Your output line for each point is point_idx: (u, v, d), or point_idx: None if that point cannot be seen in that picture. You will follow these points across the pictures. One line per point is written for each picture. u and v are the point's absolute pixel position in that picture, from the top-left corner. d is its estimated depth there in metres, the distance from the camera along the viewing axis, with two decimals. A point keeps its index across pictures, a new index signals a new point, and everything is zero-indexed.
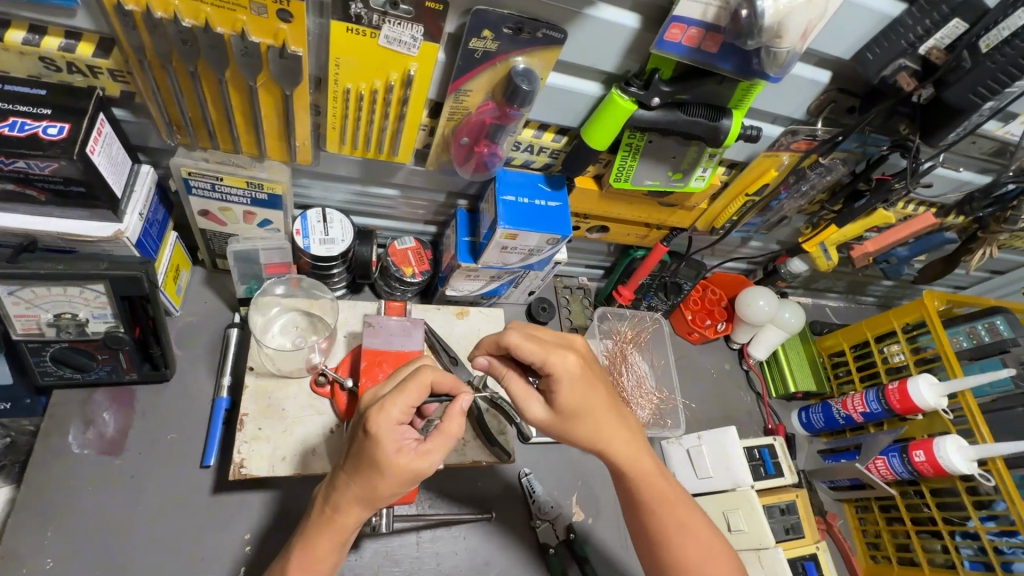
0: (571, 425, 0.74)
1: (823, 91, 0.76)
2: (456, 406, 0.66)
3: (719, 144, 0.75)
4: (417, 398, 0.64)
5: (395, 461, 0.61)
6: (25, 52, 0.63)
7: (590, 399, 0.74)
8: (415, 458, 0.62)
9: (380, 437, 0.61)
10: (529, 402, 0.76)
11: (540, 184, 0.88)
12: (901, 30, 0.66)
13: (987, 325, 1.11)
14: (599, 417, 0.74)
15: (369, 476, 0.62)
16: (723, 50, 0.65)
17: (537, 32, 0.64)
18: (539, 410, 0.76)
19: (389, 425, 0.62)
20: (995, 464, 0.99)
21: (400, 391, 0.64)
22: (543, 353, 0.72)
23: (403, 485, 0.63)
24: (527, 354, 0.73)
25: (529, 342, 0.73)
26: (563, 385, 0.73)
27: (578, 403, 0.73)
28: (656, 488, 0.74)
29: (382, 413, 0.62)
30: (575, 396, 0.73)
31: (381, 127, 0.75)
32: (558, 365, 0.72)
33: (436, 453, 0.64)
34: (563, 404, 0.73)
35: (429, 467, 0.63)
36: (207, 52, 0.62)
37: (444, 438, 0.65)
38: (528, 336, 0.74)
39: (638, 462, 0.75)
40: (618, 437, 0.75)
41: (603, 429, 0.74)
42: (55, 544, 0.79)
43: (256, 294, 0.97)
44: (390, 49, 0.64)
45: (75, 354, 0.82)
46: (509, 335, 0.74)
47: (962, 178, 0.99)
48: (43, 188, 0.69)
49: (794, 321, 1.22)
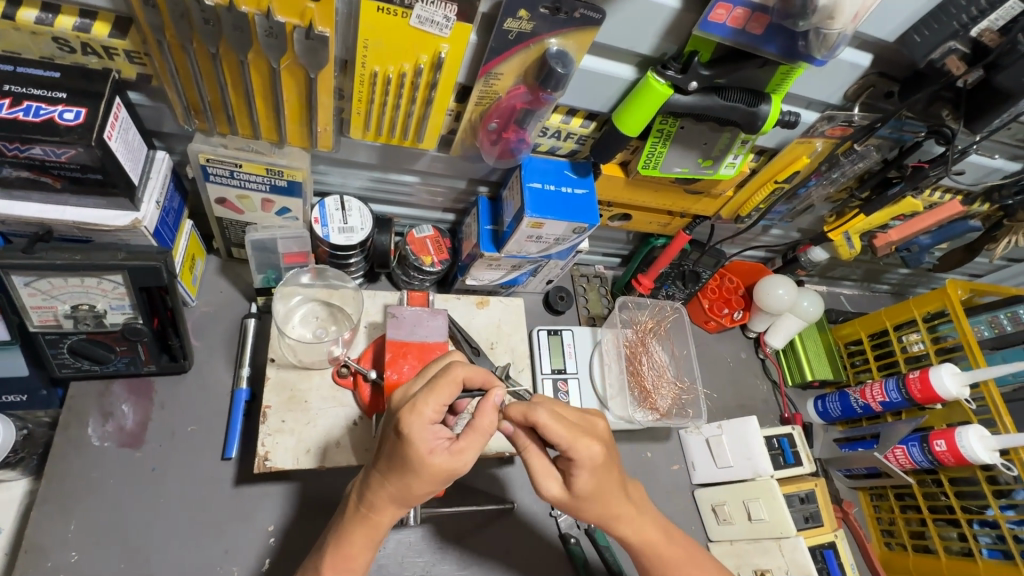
0: (584, 506, 0.71)
1: (864, 74, 0.73)
2: (489, 402, 0.64)
3: (756, 130, 0.73)
4: (448, 397, 0.63)
5: (429, 461, 0.61)
6: (38, 32, 0.60)
7: (607, 483, 0.70)
8: (449, 458, 0.62)
9: (414, 438, 0.60)
10: (546, 483, 0.71)
11: (566, 170, 0.86)
12: (952, 11, 0.63)
13: (1009, 314, 1.10)
14: (612, 497, 0.72)
15: (404, 476, 0.62)
16: (768, 32, 0.62)
17: (574, 12, 0.61)
18: (556, 489, 0.71)
19: (421, 425, 0.61)
20: (1016, 454, 0.99)
21: (432, 390, 0.62)
22: (570, 441, 0.66)
23: (437, 483, 0.63)
24: (552, 437, 0.66)
25: (550, 428, 0.66)
26: (583, 472, 0.68)
27: (595, 491, 0.70)
28: (661, 556, 0.77)
29: (415, 413, 0.61)
30: (591, 485, 0.69)
31: (407, 112, 0.73)
32: (583, 456, 0.66)
33: (470, 450, 0.64)
34: (580, 490, 0.69)
35: (463, 465, 0.63)
36: (230, 32, 0.59)
37: (477, 435, 0.64)
38: (556, 416, 0.67)
39: (642, 537, 0.76)
40: (624, 515, 0.74)
41: (614, 511, 0.73)
42: (79, 537, 0.78)
43: (273, 284, 0.94)
44: (420, 30, 0.61)
45: (94, 346, 0.80)
46: (537, 412, 0.66)
47: (993, 165, 0.97)
48: (59, 175, 0.66)
49: (814, 310, 1.21)
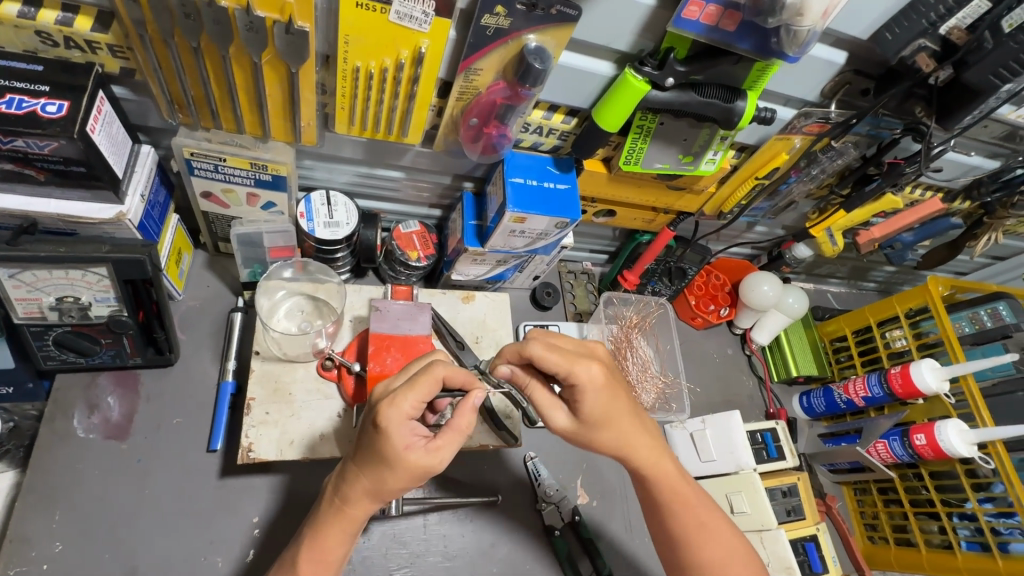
0: (595, 434, 0.74)
1: (839, 72, 0.74)
2: (467, 402, 0.65)
3: (733, 126, 0.74)
4: (427, 393, 0.64)
5: (405, 457, 0.62)
6: (21, 26, 0.60)
7: (615, 407, 0.73)
8: (425, 454, 0.63)
9: (390, 432, 0.61)
10: (552, 412, 0.76)
11: (548, 166, 0.87)
12: (922, 9, 0.65)
13: (990, 311, 1.11)
14: (622, 423, 0.74)
15: (379, 471, 0.63)
16: (741, 29, 0.63)
17: (551, 9, 0.62)
18: (562, 419, 0.75)
19: (398, 419, 0.62)
20: (994, 447, 1.00)
21: (411, 386, 0.63)
22: (567, 362, 0.70)
23: (412, 480, 0.64)
24: (549, 365, 0.71)
25: (547, 353, 0.71)
26: (588, 393, 0.72)
27: (604, 411, 0.72)
28: (678, 492, 0.77)
29: (393, 406, 0.62)
30: (600, 405, 0.72)
31: (389, 107, 0.74)
32: (583, 377, 0.71)
33: (447, 449, 0.64)
34: (589, 413, 0.72)
35: (439, 463, 0.63)
36: (211, 26, 0.60)
37: (454, 435, 0.64)
38: (550, 347, 0.72)
39: (657, 466, 0.77)
40: (640, 440, 0.75)
41: (628, 438, 0.74)
42: (63, 528, 0.79)
43: (259, 278, 0.95)
44: (400, 26, 0.62)
45: (79, 338, 0.81)
46: (530, 347, 0.71)
47: (972, 162, 0.98)
48: (43, 168, 0.67)
49: (798, 307, 1.23)
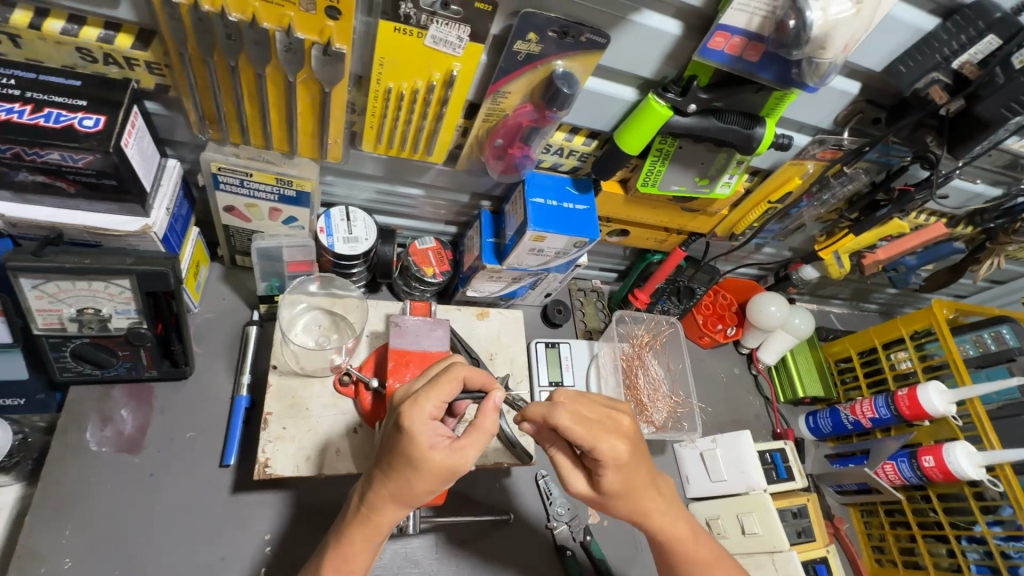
0: (614, 503, 0.73)
1: (853, 101, 0.77)
2: (490, 402, 0.66)
3: (751, 152, 0.76)
4: (449, 394, 0.65)
5: (430, 457, 0.61)
6: (62, 42, 0.61)
7: (634, 479, 0.71)
8: (450, 453, 0.62)
9: (414, 431, 0.61)
10: (574, 478, 0.74)
11: (567, 186, 0.89)
12: (934, 45, 0.67)
13: (993, 334, 1.13)
14: (640, 492, 0.72)
15: (404, 473, 0.62)
16: (763, 60, 0.65)
17: (581, 36, 0.64)
18: (583, 488, 0.73)
19: (422, 419, 0.62)
20: (1003, 469, 1.01)
21: (433, 386, 0.64)
22: (592, 440, 0.66)
23: (438, 481, 0.63)
24: (575, 439, 0.67)
25: (569, 429, 0.66)
26: (609, 472, 0.69)
27: (623, 485, 0.70)
28: (690, 552, 0.76)
29: (416, 406, 0.62)
30: (619, 480, 0.70)
31: (417, 127, 0.75)
32: (607, 454, 0.67)
33: (473, 449, 0.64)
34: (608, 487, 0.71)
35: (464, 462, 0.63)
36: (250, 47, 0.62)
37: (479, 435, 0.64)
38: (577, 416, 0.67)
39: (671, 530, 0.75)
40: (655, 507, 0.74)
41: (643, 506, 0.73)
42: (72, 543, 0.77)
43: (276, 293, 0.95)
44: (434, 50, 0.64)
45: (97, 350, 0.80)
46: (558, 414, 0.67)
47: (975, 189, 1.01)
48: (73, 180, 0.68)
49: (805, 327, 1.24)
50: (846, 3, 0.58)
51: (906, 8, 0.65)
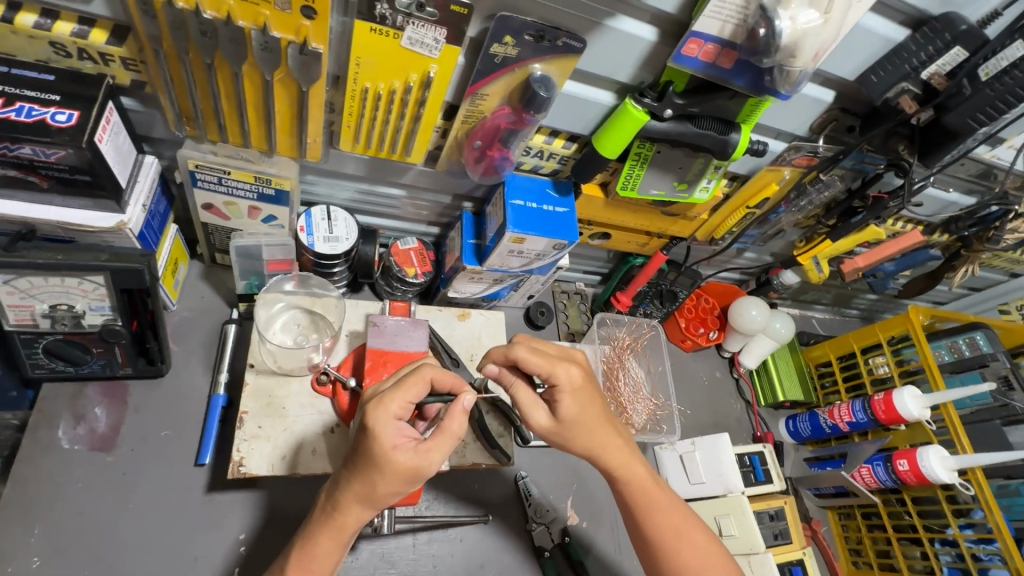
0: (572, 436, 0.75)
1: (827, 109, 0.79)
2: (457, 406, 0.65)
3: (727, 157, 0.77)
4: (415, 394, 0.65)
5: (393, 458, 0.61)
6: (36, 36, 0.61)
7: (590, 411, 0.75)
8: (414, 455, 0.62)
9: (378, 431, 0.61)
10: (531, 412, 0.76)
11: (547, 189, 0.90)
12: (904, 55, 0.69)
13: (968, 340, 1.15)
14: (597, 430, 0.76)
15: (369, 474, 0.62)
16: (737, 67, 0.66)
17: (557, 40, 0.65)
18: (542, 419, 0.75)
19: (386, 418, 0.62)
20: (974, 473, 1.03)
21: (400, 387, 0.65)
22: (548, 366, 0.73)
23: (403, 483, 0.63)
24: (531, 368, 0.73)
25: (524, 357, 0.73)
26: (564, 396, 0.74)
27: (578, 415, 0.74)
28: (649, 497, 0.77)
29: (381, 407, 0.63)
30: (575, 408, 0.74)
31: (396, 128, 0.75)
32: (563, 378, 0.73)
33: (437, 452, 0.63)
34: (564, 414, 0.74)
35: (428, 464, 0.63)
36: (226, 45, 0.62)
37: (445, 438, 0.64)
38: (533, 350, 0.75)
39: (629, 470, 0.77)
40: (614, 446, 0.77)
41: (601, 441, 0.76)
42: (41, 542, 0.76)
43: (255, 290, 0.95)
44: (411, 51, 0.64)
45: (70, 348, 0.79)
46: (516, 349, 0.74)
47: (950, 198, 1.03)
48: (46, 175, 0.67)
49: (786, 331, 1.26)
50: (814, 13, 0.59)
51: (875, 19, 0.66)
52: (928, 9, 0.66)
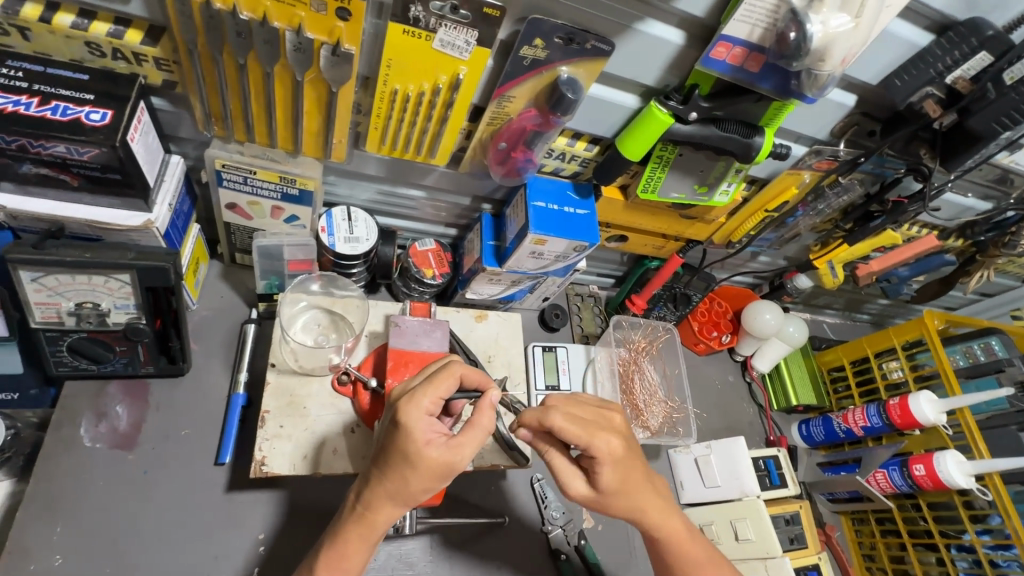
0: (613, 503, 0.73)
1: (848, 113, 0.79)
2: (484, 401, 0.66)
3: (750, 160, 0.77)
4: (446, 390, 0.65)
5: (426, 453, 0.61)
6: (72, 36, 0.62)
7: (631, 477, 0.72)
8: (446, 450, 0.62)
9: (410, 426, 0.62)
10: (571, 480, 0.74)
11: (568, 191, 0.90)
12: (929, 59, 0.69)
13: (983, 345, 1.15)
14: (638, 493, 0.73)
15: (400, 471, 0.62)
16: (763, 70, 0.67)
17: (586, 43, 0.65)
18: (582, 488, 0.73)
19: (419, 415, 0.62)
20: (992, 479, 1.03)
21: (431, 383, 0.65)
22: (588, 437, 0.70)
23: (434, 479, 0.63)
24: (570, 438, 0.70)
25: (562, 429, 0.70)
26: (604, 470, 0.71)
27: (621, 484, 0.72)
28: (688, 552, 0.76)
29: (413, 403, 0.63)
30: (617, 477, 0.71)
31: (421, 129, 0.76)
32: (602, 450, 0.70)
33: (468, 447, 0.64)
34: (605, 486, 0.71)
35: (460, 459, 0.63)
36: (260, 46, 0.62)
37: (476, 432, 0.64)
38: (570, 416, 0.71)
39: (667, 526, 0.75)
40: (652, 505, 0.74)
41: (642, 505, 0.74)
42: (63, 540, 0.76)
43: (275, 291, 0.95)
44: (441, 52, 0.65)
45: (94, 345, 0.80)
46: (552, 416, 0.71)
47: (966, 203, 1.04)
48: (77, 174, 0.68)
49: (799, 335, 1.26)
50: (843, 18, 0.60)
51: (900, 24, 0.67)
52: (953, 14, 0.67)
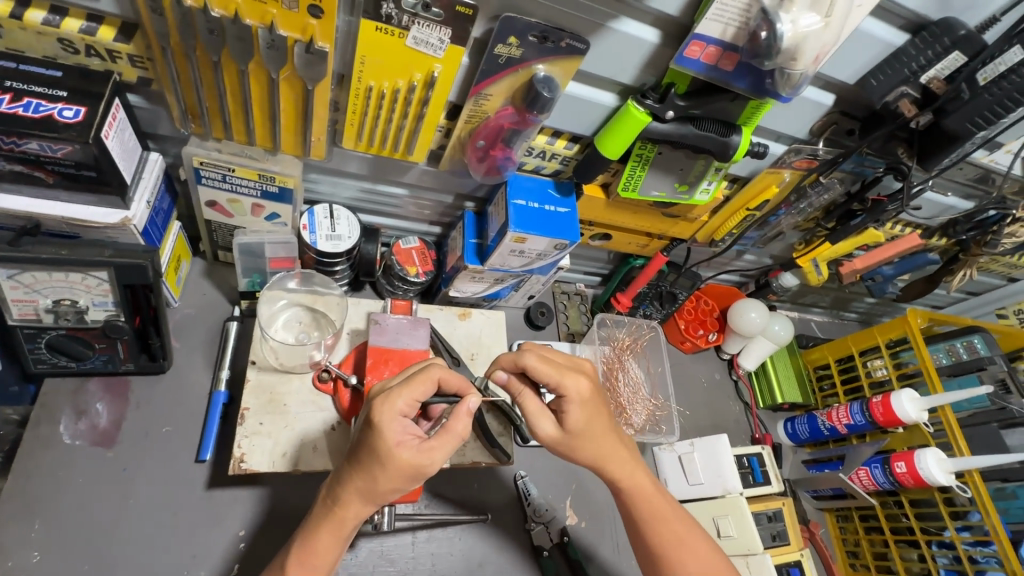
0: (579, 446, 0.74)
1: (826, 112, 0.80)
2: (462, 406, 0.65)
3: (728, 159, 0.77)
4: (422, 393, 0.66)
5: (396, 454, 0.61)
6: (44, 33, 0.62)
7: (597, 421, 0.74)
8: (417, 453, 0.62)
9: (382, 426, 0.62)
10: (540, 421, 0.75)
11: (549, 189, 0.90)
12: (904, 59, 0.69)
13: (966, 344, 1.15)
14: (603, 440, 0.75)
15: (371, 469, 0.62)
16: (738, 69, 0.67)
17: (561, 42, 0.65)
18: (550, 428, 0.75)
19: (391, 414, 0.63)
20: (971, 476, 1.04)
21: (406, 384, 0.65)
22: (558, 376, 0.73)
23: (404, 480, 0.63)
24: (542, 376, 0.73)
25: (535, 367, 0.73)
26: (572, 409, 0.73)
27: (587, 425, 0.74)
28: (652, 504, 0.77)
29: (387, 403, 0.63)
30: (583, 418, 0.74)
31: (398, 126, 0.76)
32: (570, 390, 0.73)
33: (440, 451, 0.64)
34: (572, 425, 0.74)
35: (431, 463, 0.63)
36: (233, 43, 0.62)
37: (449, 437, 0.64)
38: (543, 358, 0.74)
39: (633, 480, 0.77)
40: (618, 456, 0.76)
41: (606, 452, 0.75)
42: (41, 537, 0.76)
43: (258, 288, 0.95)
44: (416, 50, 0.65)
45: (73, 343, 0.80)
46: (526, 356, 0.74)
47: (948, 202, 1.04)
48: (52, 171, 0.68)
49: (784, 334, 1.26)
50: (815, 17, 0.60)
51: (875, 23, 0.67)
52: (927, 14, 0.67)
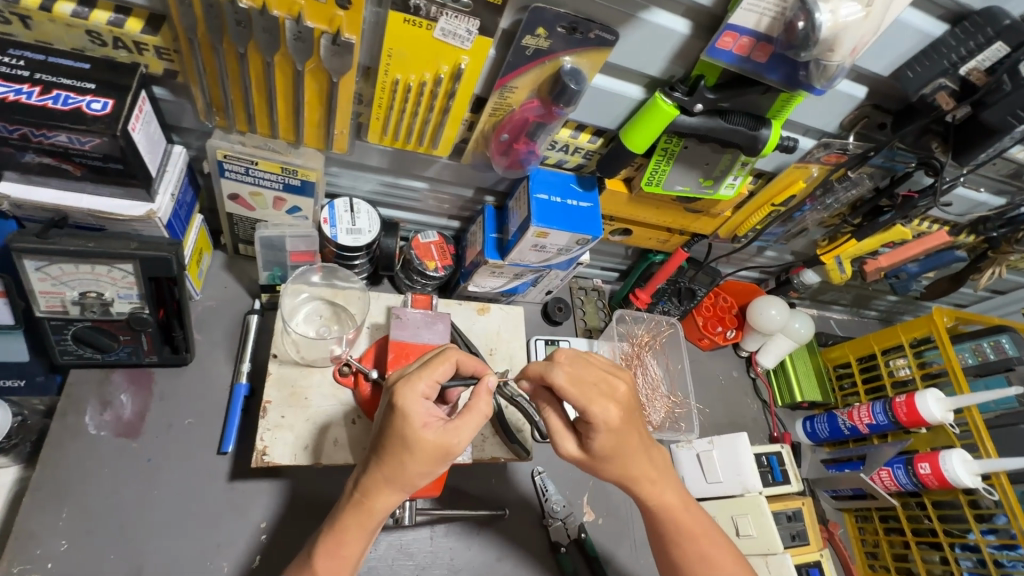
0: (603, 465, 0.72)
1: (858, 105, 0.78)
2: (483, 386, 0.66)
3: (756, 153, 0.76)
4: (442, 373, 0.66)
5: (422, 434, 0.61)
6: (73, 24, 0.62)
7: (626, 444, 0.71)
8: (443, 432, 0.62)
9: (406, 409, 0.62)
10: (564, 440, 0.73)
11: (572, 184, 0.89)
12: (943, 50, 0.68)
13: (993, 343, 1.12)
14: (630, 459, 0.72)
15: (397, 454, 0.62)
16: (771, 61, 0.65)
17: (590, 33, 0.64)
18: (574, 449, 0.73)
19: (414, 397, 0.63)
20: (998, 478, 1.02)
21: (426, 366, 0.66)
22: (585, 401, 0.68)
23: (432, 463, 0.63)
24: (570, 400, 0.69)
25: (563, 387, 0.69)
26: (599, 434, 0.69)
27: (614, 448, 0.70)
28: (677, 521, 0.76)
29: (408, 385, 0.64)
30: (610, 443, 0.70)
31: (422, 119, 0.75)
32: (599, 417, 0.68)
33: (465, 430, 0.63)
34: (599, 448, 0.71)
35: (457, 442, 0.63)
36: (261, 35, 0.62)
37: (473, 416, 0.64)
38: (573, 377, 0.70)
39: (659, 497, 0.75)
40: (645, 474, 0.74)
41: (634, 471, 0.73)
42: (69, 526, 0.78)
43: (277, 281, 0.95)
44: (443, 42, 0.64)
45: (98, 334, 0.80)
46: (554, 373, 0.69)
47: (979, 198, 1.02)
48: (80, 163, 0.68)
49: (805, 331, 1.24)
50: (852, 7, 0.59)
51: (912, 12, 0.65)
52: (969, 3, 0.65)
